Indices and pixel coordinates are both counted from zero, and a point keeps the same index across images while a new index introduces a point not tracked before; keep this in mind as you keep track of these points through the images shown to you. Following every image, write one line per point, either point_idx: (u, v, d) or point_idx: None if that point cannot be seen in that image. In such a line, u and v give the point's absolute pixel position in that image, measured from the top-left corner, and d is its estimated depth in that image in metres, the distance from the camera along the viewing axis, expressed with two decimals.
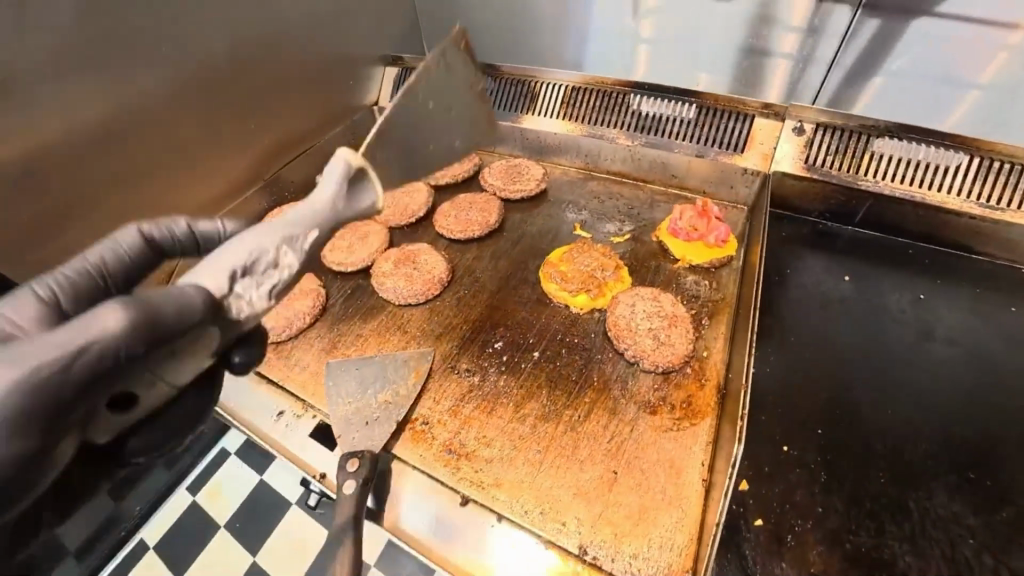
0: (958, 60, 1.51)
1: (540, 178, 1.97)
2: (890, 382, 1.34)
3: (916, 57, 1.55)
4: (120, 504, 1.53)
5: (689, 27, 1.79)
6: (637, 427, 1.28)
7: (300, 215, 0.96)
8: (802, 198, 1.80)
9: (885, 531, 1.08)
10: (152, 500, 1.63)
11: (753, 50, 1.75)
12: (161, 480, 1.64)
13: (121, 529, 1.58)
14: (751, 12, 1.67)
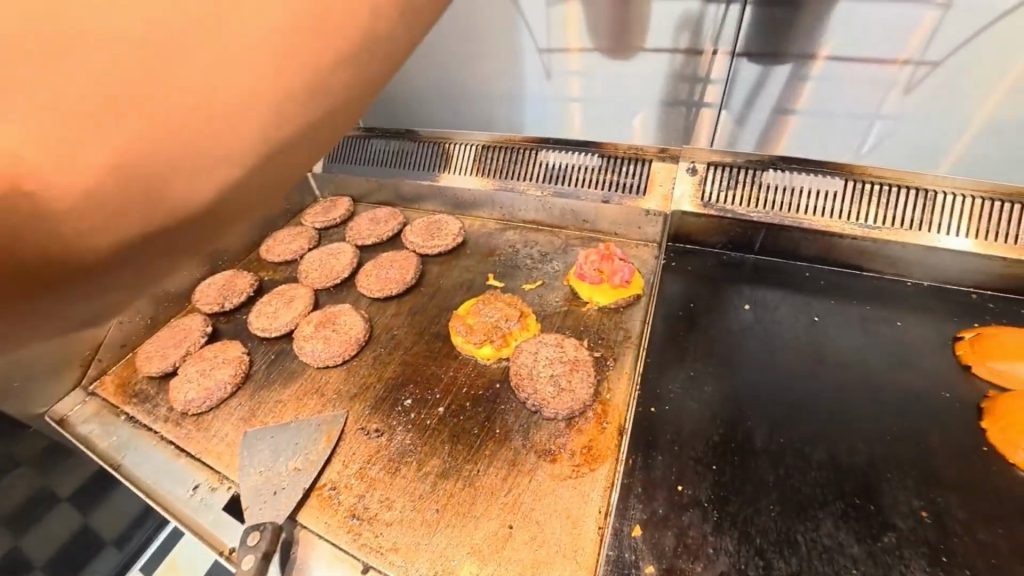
0: (863, 97, 1.54)
1: (457, 233, 2.10)
2: (784, 408, 1.39)
3: (824, 97, 1.57)
4: None
5: (610, 87, 1.77)
6: (536, 477, 1.29)
7: None
8: (702, 232, 1.87)
9: (774, 567, 1.09)
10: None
11: (661, 105, 1.76)
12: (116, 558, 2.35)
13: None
14: (672, 70, 1.65)
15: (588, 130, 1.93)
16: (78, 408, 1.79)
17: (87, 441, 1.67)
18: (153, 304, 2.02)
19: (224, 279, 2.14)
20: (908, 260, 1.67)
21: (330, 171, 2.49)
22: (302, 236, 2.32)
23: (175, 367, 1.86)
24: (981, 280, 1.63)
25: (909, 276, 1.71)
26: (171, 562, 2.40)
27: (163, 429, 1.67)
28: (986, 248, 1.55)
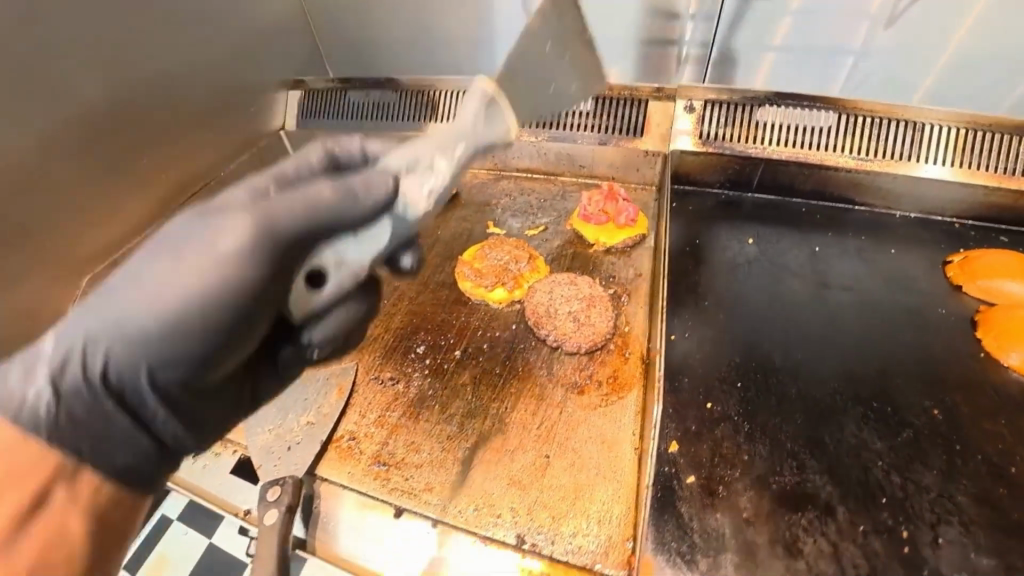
0: (839, 30, 1.52)
1: (449, 182, 2.01)
2: (798, 335, 1.42)
3: (804, 29, 1.54)
4: None
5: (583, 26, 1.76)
6: (566, 408, 1.29)
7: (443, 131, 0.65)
8: (703, 171, 1.87)
9: (806, 466, 1.16)
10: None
11: (642, 44, 1.76)
12: None
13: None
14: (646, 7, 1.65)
15: None
16: None
17: None
18: None
19: None
20: (897, 191, 1.70)
21: None
22: None
23: None
24: (963, 210, 1.70)
25: (898, 208, 1.76)
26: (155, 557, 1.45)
27: None
28: (968, 176, 1.59)
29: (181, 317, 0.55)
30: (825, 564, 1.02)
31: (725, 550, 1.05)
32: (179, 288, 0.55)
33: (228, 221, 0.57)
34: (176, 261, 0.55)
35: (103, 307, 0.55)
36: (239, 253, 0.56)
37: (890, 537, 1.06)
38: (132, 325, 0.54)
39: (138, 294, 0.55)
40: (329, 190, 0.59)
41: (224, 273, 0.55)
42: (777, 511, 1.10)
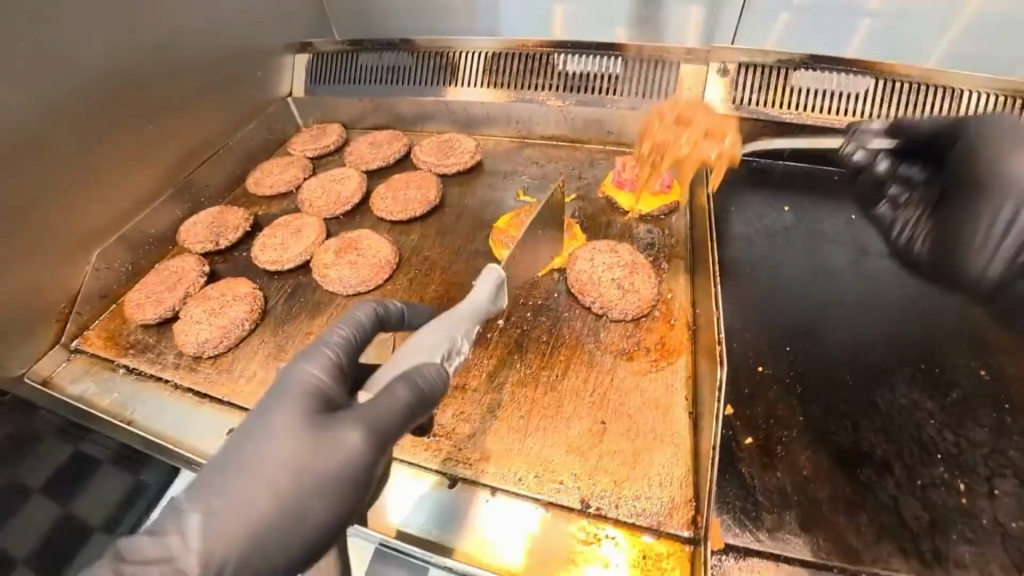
0: None
1: (474, 150, 1.96)
2: (839, 300, 1.42)
3: None
4: None
5: None
6: (617, 374, 1.27)
7: (464, 313, 1.08)
8: (735, 138, 1.86)
9: (861, 426, 1.17)
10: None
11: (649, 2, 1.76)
12: None
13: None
14: None
15: (573, 32, 1.89)
16: (63, 366, 1.58)
17: (84, 400, 1.48)
18: (131, 248, 1.76)
19: (211, 215, 1.89)
20: None
21: (314, 94, 2.27)
22: (295, 165, 2.09)
23: (174, 312, 1.64)
24: None
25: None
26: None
27: (175, 377, 1.48)
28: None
29: (273, 532, 0.76)
30: (887, 518, 1.03)
31: (787, 508, 1.05)
32: (291, 497, 0.77)
33: (354, 426, 0.81)
34: (287, 468, 0.77)
35: (227, 511, 0.75)
36: (303, 475, 0.77)
37: (947, 489, 1.07)
38: (279, 523, 0.76)
39: (246, 502, 0.75)
40: (370, 407, 0.83)
41: (300, 492, 0.77)
42: (836, 469, 1.10)
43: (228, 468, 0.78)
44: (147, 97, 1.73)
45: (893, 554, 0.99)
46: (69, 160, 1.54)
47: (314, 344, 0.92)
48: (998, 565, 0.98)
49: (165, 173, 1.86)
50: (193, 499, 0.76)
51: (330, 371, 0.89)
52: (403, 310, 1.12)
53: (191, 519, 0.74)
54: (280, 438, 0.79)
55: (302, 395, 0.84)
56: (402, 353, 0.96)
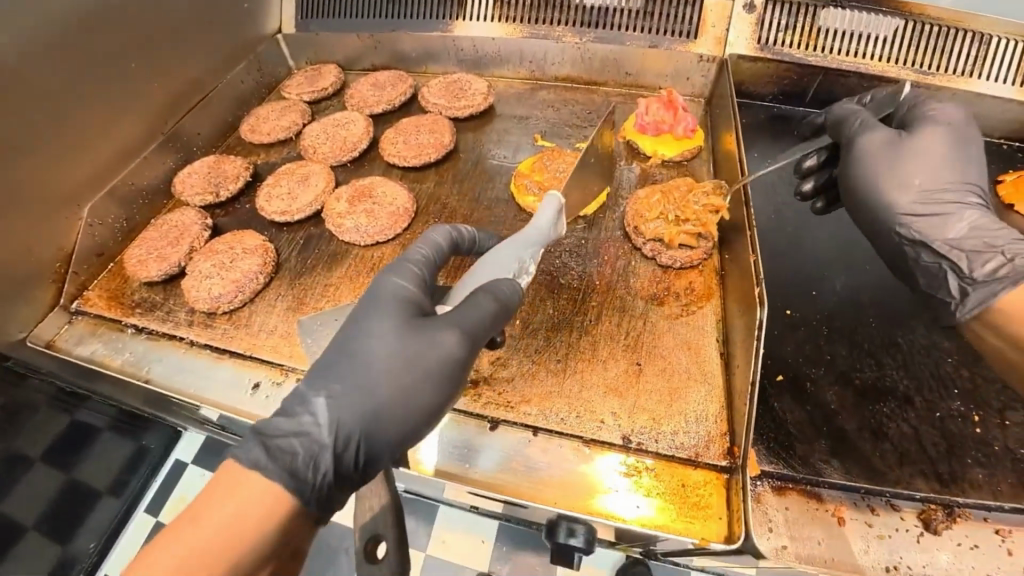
0: None
1: (486, 92, 1.86)
2: (859, 246, 1.44)
3: None
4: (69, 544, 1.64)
5: None
6: (649, 319, 1.28)
7: (530, 237, 1.20)
8: (757, 82, 1.80)
9: (884, 363, 1.21)
10: (104, 534, 1.74)
11: None
12: (113, 510, 1.78)
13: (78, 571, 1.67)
14: None
15: None
16: (66, 329, 1.48)
17: (94, 362, 1.39)
18: (123, 204, 1.65)
19: (207, 165, 1.77)
20: None
21: (306, 29, 2.09)
22: (293, 109, 1.95)
23: (180, 269, 1.56)
24: None
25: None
26: (178, 500, 1.86)
27: (191, 334, 1.43)
28: None
29: (388, 412, 0.87)
30: (909, 445, 1.09)
31: (816, 440, 1.10)
32: (403, 383, 0.89)
33: (446, 324, 0.94)
34: (397, 359, 0.89)
35: (347, 396, 0.87)
36: (411, 362, 0.89)
37: (963, 420, 1.12)
38: (392, 398, 0.88)
39: (364, 389, 0.87)
40: (461, 314, 0.96)
41: (409, 378, 0.89)
42: (861, 402, 1.15)
43: (345, 360, 0.90)
44: (129, 32, 1.60)
45: (914, 476, 1.05)
46: (46, 102, 1.42)
47: (404, 261, 1.06)
48: (1008, 485, 1.04)
49: (152, 120, 1.72)
50: (314, 387, 0.88)
51: (417, 286, 1.02)
52: (472, 235, 1.23)
53: (320, 402, 0.86)
54: (388, 332, 0.92)
55: (397, 300, 0.97)
56: (476, 271, 1.13)
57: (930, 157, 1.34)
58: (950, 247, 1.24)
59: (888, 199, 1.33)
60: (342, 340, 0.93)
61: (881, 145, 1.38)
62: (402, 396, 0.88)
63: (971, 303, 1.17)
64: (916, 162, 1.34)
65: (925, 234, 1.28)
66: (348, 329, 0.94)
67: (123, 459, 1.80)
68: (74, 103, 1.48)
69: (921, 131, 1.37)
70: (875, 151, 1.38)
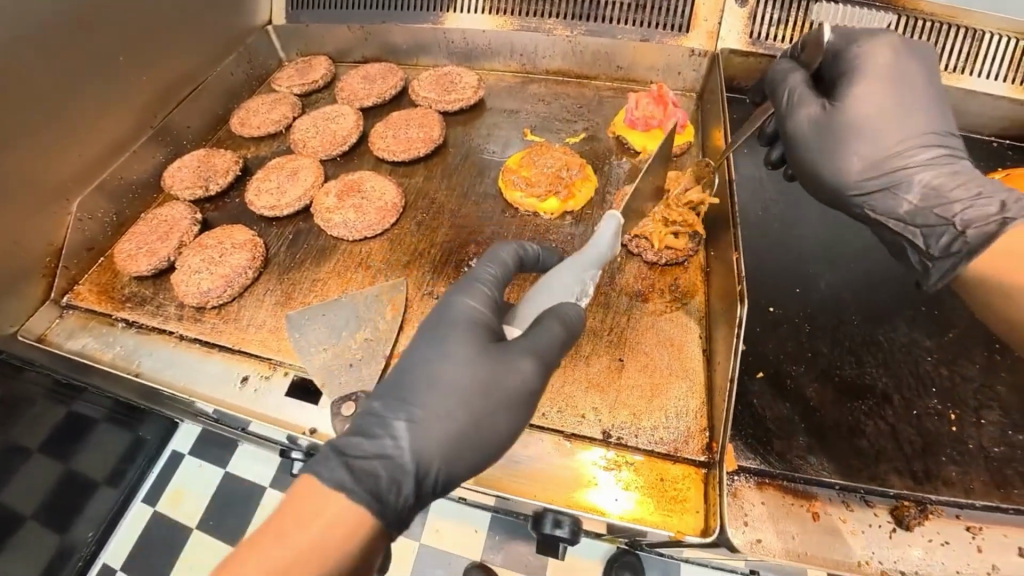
0: None
1: (476, 85, 1.85)
2: (845, 243, 1.45)
3: None
4: (66, 533, 1.68)
5: None
6: (634, 315, 1.29)
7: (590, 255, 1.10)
8: (749, 77, 1.79)
9: (864, 361, 1.22)
10: (102, 524, 1.78)
11: None
12: (110, 500, 1.81)
13: (77, 559, 1.72)
14: None
15: None
16: (57, 323, 1.49)
17: (85, 356, 1.41)
18: (112, 198, 1.65)
19: (197, 159, 1.76)
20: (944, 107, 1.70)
21: (297, 20, 2.07)
22: (283, 102, 1.94)
23: (170, 263, 1.57)
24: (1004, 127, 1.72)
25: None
26: (175, 491, 1.88)
27: (180, 329, 1.44)
28: (1018, 92, 1.59)
29: (465, 439, 0.86)
30: (885, 442, 1.11)
31: (794, 436, 1.12)
32: (479, 410, 0.86)
33: (523, 351, 0.90)
34: (472, 387, 0.87)
35: (426, 420, 0.85)
36: (488, 389, 0.87)
37: (940, 418, 1.14)
38: (465, 427, 0.86)
39: (440, 415, 0.86)
40: (539, 338, 0.92)
41: (485, 405, 0.87)
42: (840, 399, 1.16)
43: (417, 384, 0.88)
44: (118, 24, 1.59)
45: (889, 473, 1.07)
46: (31, 94, 1.41)
47: (472, 279, 0.99)
48: (980, 482, 1.06)
49: (139, 113, 1.71)
50: (392, 410, 0.87)
51: (488, 306, 0.97)
52: (538, 253, 1.13)
53: (399, 426, 0.85)
54: (461, 359, 0.88)
55: (468, 325, 0.92)
56: (542, 293, 1.04)
57: (870, 125, 1.25)
58: (905, 223, 1.25)
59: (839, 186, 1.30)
60: (411, 365, 0.91)
61: (815, 128, 1.30)
62: (478, 424, 0.86)
63: (933, 278, 1.21)
64: (857, 135, 1.26)
65: (883, 212, 1.27)
66: (418, 353, 0.91)
67: (120, 449, 1.84)
68: (62, 97, 1.48)
69: (851, 97, 1.26)
70: (810, 136, 1.31)
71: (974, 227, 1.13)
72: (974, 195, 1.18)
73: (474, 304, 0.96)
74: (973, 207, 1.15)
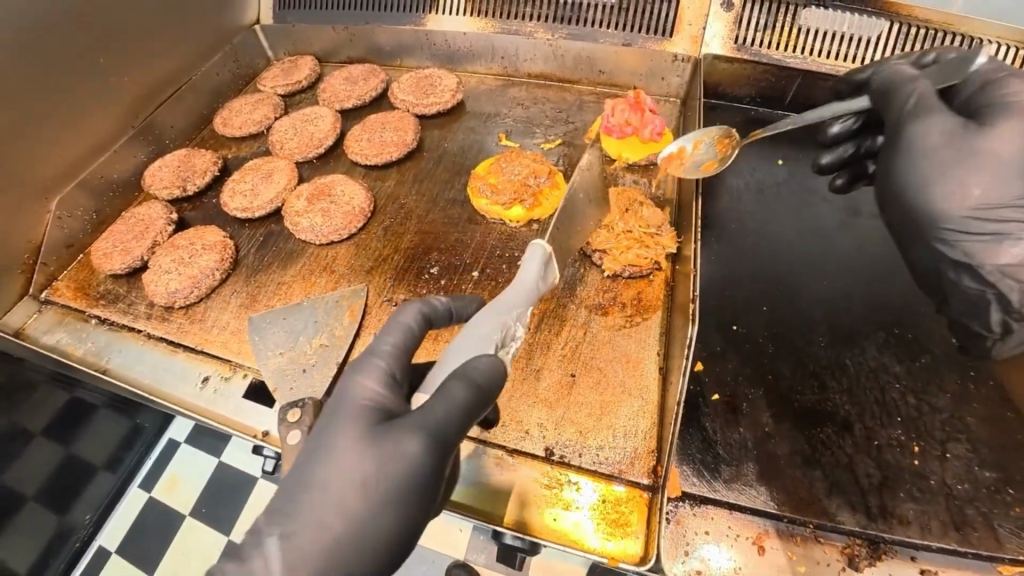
0: None
1: (455, 88, 1.84)
2: (820, 261, 1.39)
3: None
4: (67, 516, 1.75)
5: None
6: (590, 329, 1.27)
7: (511, 298, 1.08)
8: (734, 83, 1.73)
9: (828, 386, 1.18)
10: (100, 507, 1.85)
11: None
12: (109, 486, 1.88)
13: (75, 540, 1.80)
14: None
15: None
16: (35, 317, 1.52)
17: (58, 351, 1.44)
18: (93, 196, 1.68)
19: (178, 158, 1.79)
20: None
21: (283, 20, 2.08)
22: (266, 103, 1.95)
23: (143, 262, 1.59)
24: None
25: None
26: (171, 477, 1.95)
27: (149, 327, 1.46)
28: None
29: (349, 547, 0.80)
30: (842, 474, 1.07)
31: (745, 463, 1.08)
32: (360, 511, 0.82)
33: (408, 433, 0.84)
34: (355, 485, 0.82)
35: (304, 532, 0.80)
36: (376, 478, 0.82)
37: (901, 450, 1.09)
38: (352, 526, 0.81)
39: (321, 519, 0.81)
40: (424, 415, 0.85)
41: (370, 501, 0.82)
42: (797, 426, 1.13)
43: (301, 487, 0.84)
44: (104, 24, 1.62)
45: (841, 507, 1.03)
46: (20, 96, 1.46)
47: (371, 356, 0.95)
48: (939, 523, 1.02)
49: (127, 113, 1.75)
50: (270, 525, 0.81)
51: (383, 384, 0.92)
52: (449, 306, 1.08)
53: (272, 544, 0.79)
54: (347, 452, 0.84)
55: (359, 413, 0.88)
56: (456, 348, 1.00)
57: (1006, 158, 1.14)
58: (1003, 274, 1.16)
59: (943, 211, 1.19)
60: (300, 461, 0.87)
61: (945, 142, 1.20)
62: (367, 517, 0.82)
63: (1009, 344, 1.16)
64: (984, 165, 1.16)
65: (978, 257, 1.18)
66: (307, 451, 0.87)
67: (119, 438, 1.88)
68: (47, 100, 1.52)
69: (1000, 122, 1.15)
70: (936, 148, 1.21)
71: None
72: None
73: (358, 392, 0.91)
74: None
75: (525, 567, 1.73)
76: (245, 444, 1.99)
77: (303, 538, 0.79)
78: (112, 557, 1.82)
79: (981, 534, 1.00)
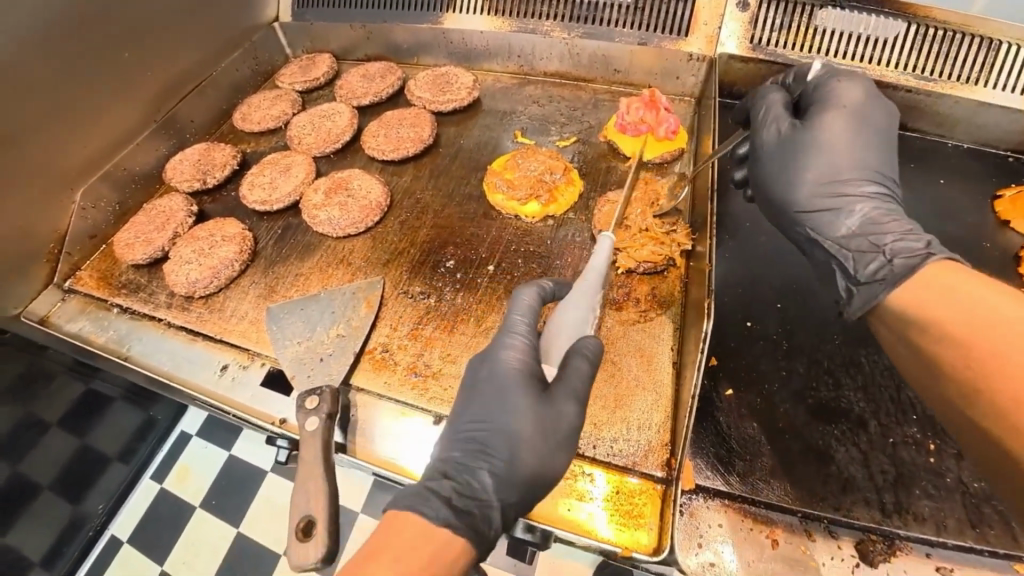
0: None
1: (471, 86, 1.86)
2: None
3: None
4: (81, 504, 1.77)
5: None
6: (604, 323, 1.28)
7: (591, 278, 1.07)
8: (749, 82, 1.74)
9: (842, 383, 1.18)
10: (113, 496, 1.86)
11: None
12: (121, 476, 1.89)
13: (87, 529, 1.81)
14: None
15: None
16: (59, 306, 1.56)
17: (81, 339, 1.47)
18: (116, 187, 1.71)
19: (198, 152, 1.82)
20: (956, 119, 1.61)
21: (302, 18, 2.12)
22: (284, 99, 1.98)
23: (164, 253, 1.62)
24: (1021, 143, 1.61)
25: (951, 137, 1.66)
26: (181, 468, 1.96)
27: (169, 316, 1.49)
28: None
29: (535, 476, 0.94)
30: (855, 471, 1.07)
31: (759, 458, 1.09)
32: (543, 452, 0.95)
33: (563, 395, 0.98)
34: (536, 434, 0.95)
35: (507, 468, 0.92)
36: (553, 426, 0.96)
37: (917, 448, 1.09)
38: (535, 464, 0.94)
39: (514, 456, 0.93)
40: (572, 379, 0.99)
41: (548, 445, 0.95)
42: (812, 423, 1.13)
43: (489, 434, 0.95)
44: (106, 24, 1.60)
45: (856, 504, 1.03)
46: (38, 94, 1.48)
47: (505, 333, 1.05)
48: (955, 520, 1.01)
49: (147, 108, 1.78)
50: (476, 461, 0.93)
51: (527, 354, 1.03)
52: (556, 287, 1.17)
53: (485, 474, 0.92)
54: (524, 407, 0.96)
55: (518, 378, 0.99)
56: (560, 326, 1.06)
57: (830, 145, 1.19)
58: (839, 246, 1.15)
59: (787, 198, 1.22)
60: (478, 412, 0.98)
61: (782, 138, 1.25)
62: (545, 456, 0.95)
63: (855, 306, 1.09)
64: (816, 152, 1.20)
65: (821, 230, 1.18)
66: (482, 404, 0.98)
67: (132, 428, 1.91)
68: (68, 95, 1.55)
69: (817, 119, 1.21)
70: (775, 145, 1.26)
71: (901, 257, 1.02)
72: (907, 231, 1.07)
73: (504, 364, 1.01)
74: (904, 239, 1.05)
75: (533, 562, 1.73)
76: (256, 436, 2.00)
77: (504, 469, 0.92)
78: (123, 547, 1.83)
79: (998, 533, 1.00)
